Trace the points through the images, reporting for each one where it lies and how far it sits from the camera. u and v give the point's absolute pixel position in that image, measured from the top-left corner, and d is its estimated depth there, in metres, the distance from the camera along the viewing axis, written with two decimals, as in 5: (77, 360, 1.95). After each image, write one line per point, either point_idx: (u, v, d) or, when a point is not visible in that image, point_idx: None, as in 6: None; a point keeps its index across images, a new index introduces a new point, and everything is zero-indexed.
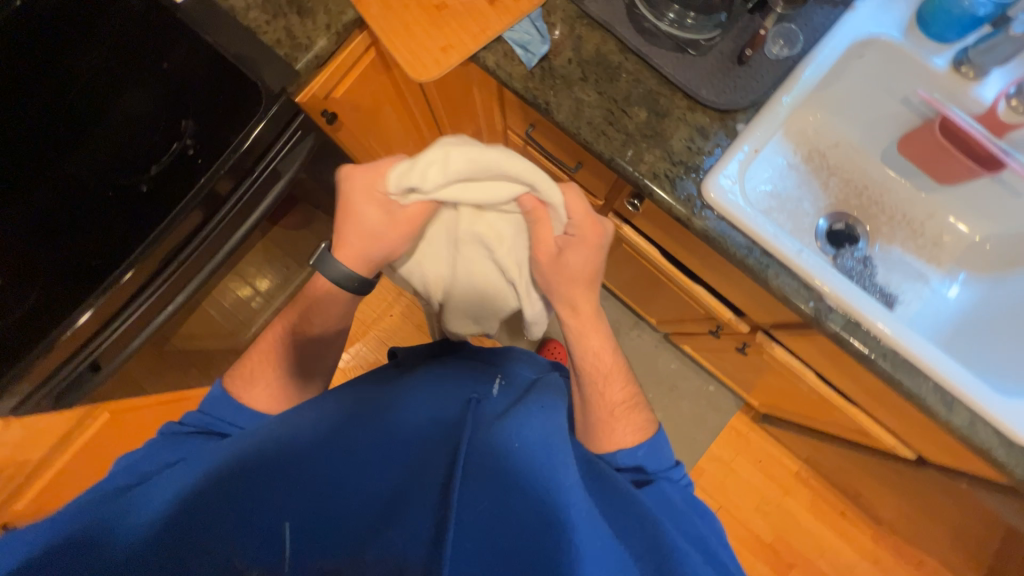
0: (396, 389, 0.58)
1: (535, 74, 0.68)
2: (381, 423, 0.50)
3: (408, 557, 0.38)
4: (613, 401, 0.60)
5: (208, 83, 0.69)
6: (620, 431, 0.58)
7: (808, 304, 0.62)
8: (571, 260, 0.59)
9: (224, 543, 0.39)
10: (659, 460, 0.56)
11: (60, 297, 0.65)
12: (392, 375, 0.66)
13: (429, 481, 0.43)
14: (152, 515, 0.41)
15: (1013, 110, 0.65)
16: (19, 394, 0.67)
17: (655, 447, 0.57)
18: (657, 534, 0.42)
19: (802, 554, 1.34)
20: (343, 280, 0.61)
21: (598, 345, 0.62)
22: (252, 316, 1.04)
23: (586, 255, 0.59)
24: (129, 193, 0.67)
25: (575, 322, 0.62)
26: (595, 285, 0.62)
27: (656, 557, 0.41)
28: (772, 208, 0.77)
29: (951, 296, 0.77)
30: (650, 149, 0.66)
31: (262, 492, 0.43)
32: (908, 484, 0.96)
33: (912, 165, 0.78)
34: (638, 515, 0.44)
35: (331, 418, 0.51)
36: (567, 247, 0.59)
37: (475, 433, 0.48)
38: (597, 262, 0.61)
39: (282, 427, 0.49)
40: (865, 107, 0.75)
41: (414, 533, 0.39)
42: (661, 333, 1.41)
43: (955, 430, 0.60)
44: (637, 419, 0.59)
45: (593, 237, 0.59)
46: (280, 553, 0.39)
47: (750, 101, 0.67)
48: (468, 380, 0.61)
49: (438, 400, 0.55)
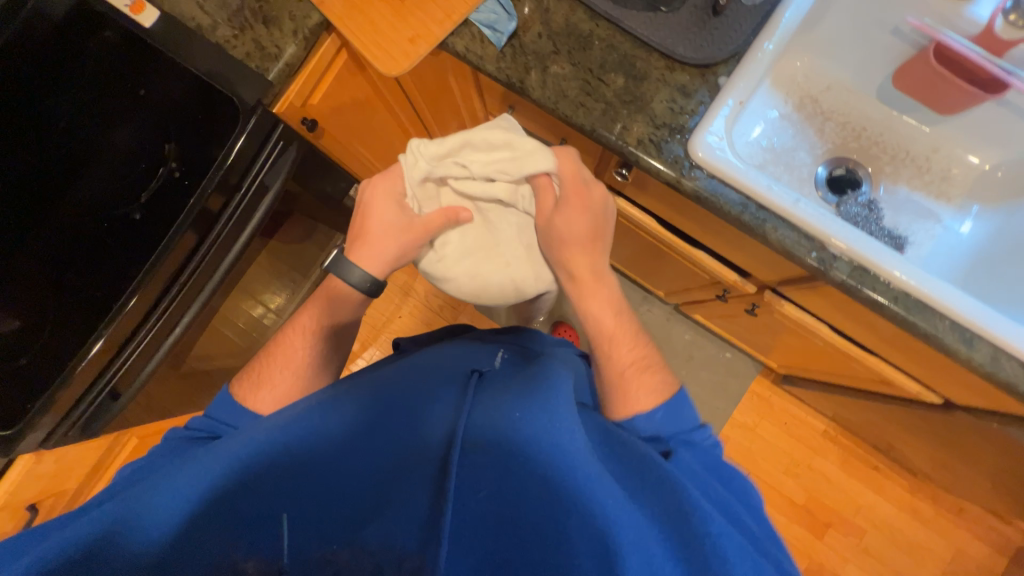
0: (404, 365, 0.59)
1: (505, 53, 0.67)
2: (380, 403, 0.50)
3: (406, 546, 0.40)
4: (623, 363, 0.60)
5: (184, 105, 0.70)
6: (634, 394, 0.57)
7: (810, 254, 0.60)
8: (559, 223, 0.64)
9: (223, 539, 0.40)
10: (679, 423, 0.54)
11: (73, 327, 0.68)
12: (384, 363, 0.69)
13: (429, 461, 0.44)
14: (162, 507, 0.40)
15: (1012, 25, 0.60)
16: (43, 428, 0.69)
17: (674, 408, 0.55)
18: (673, 491, 0.41)
19: (837, 513, 1.32)
20: (362, 281, 0.64)
21: (599, 308, 0.64)
22: (265, 332, 1.07)
23: (574, 216, 0.64)
24: (123, 223, 0.69)
25: (575, 288, 0.66)
26: (596, 242, 0.65)
27: (678, 519, 0.39)
28: (767, 162, 0.75)
29: (964, 231, 0.74)
30: (632, 116, 0.65)
31: (260, 481, 0.42)
32: (939, 430, 0.93)
33: (910, 99, 0.75)
34: (656, 477, 0.43)
35: (332, 399, 0.49)
36: (556, 212, 0.64)
37: (476, 406, 0.48)
38: (589, 221, 0.64)
39: (280, 414, 0.49)
40: (854, 42, 0.72)
41: (410, 517, 0.41)
42: (670, 305, 1.39)
43: (978, 368, 0.57)
44: (652, 381, 0.58)
45: (585, 198, 0.64)
46: (278, 537, 0.40)
47: (729, 53, 0.65)
48: (468, 357, 0.61)
49: (440, 380, 0.55)
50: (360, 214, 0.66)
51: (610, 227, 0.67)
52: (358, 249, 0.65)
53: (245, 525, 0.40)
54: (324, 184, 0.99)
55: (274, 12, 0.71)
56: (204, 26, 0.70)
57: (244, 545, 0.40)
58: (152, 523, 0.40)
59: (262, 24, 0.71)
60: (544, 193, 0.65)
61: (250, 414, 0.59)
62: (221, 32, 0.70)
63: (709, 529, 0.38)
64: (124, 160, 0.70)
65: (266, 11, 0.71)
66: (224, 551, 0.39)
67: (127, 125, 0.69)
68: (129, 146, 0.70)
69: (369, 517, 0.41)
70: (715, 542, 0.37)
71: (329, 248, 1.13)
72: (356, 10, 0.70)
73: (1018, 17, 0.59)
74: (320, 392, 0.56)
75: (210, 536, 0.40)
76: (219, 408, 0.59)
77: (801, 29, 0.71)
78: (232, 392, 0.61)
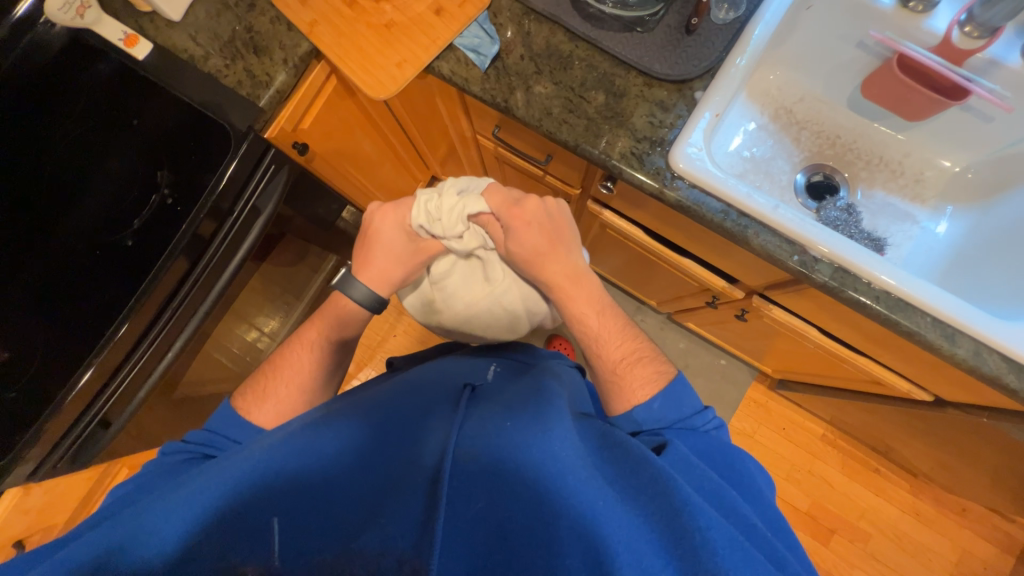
0: (400, 381, 0.60)
1: (489, 75, 0.69)
2: (375, 420, 0.51)
3: (403, 549, 0.38)
4: (614, 358, 0.61)
5: (177, 133, 0.71)
6: (633, 387, 0.58)
7: (793, 258, 0.62)
8: (514, 246, 0.66)
9: (213, 547, 0.39)
10: (680, 409, 0.55)
11: (60, 357, 0.66)
12: (380, 379, 0.69)
13: (421, 471, 0.44)
14: (162, 516, 0.40)
15: (968, 36, 0.65)
16: (32, 460, 0.68)
17: (674, 394, 0.56)
18: (665, 491, 0.40)
19: (841, 518, 1.31)
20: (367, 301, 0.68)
21: (580, 310, 0.65)
22: (260, 356, 1.07)
23: (523, 235, 0.66)
24: (115, 249, 0.68)
25: (552, 296, 0.67)
26: (557, 248, 0.66)
27: (671, 519, 0.39)
28: (746, 171, 0.77)
29: (941, 232, 0.76)
30: (614, 131, 0.67)
31: (252, 492, 0.42)
32: (933, 428, 0.94)
33: (879, 108, 0.78)
34: (648, 474, 0.42)
35: (330, 416, 0.51)
36: (508, 237, 0.67)
37: (468, 420, 0.49)
38: (538, 232, 0.66)
39: (278, 434, 0.49)
40: (822, 55, 0.75)
41: (403, 524, 0.40)
42: (664, 314, 1.41)
43: (963, 363, 0.59)
44: (648, 372, 0.59)
45: (525, 216, 0.66)
46: (269, 542, 0.40)
47: (703, 69, 0.68)
48: (462, 373, 0.62)
49: (432, 395, 0.56)
50: (367, 239, 0.70)
51: (571, 227, 0.69)
52: (366, 270, 0.69)
53: (238, 536, 0.40)
54: (316, 206, 1.00)
55: (264, 42, 0.74)
56: (195, 56, 0.73)
57: (241, 551, 0.39)
58: (150, 534, 0.39)
59: (254, 54, 0.74)
60: (494, 229, 0.69)
61: (248, 430, 0.59)
62: (213, 62, 0.73)
63: (700, 523, 0.38)
64: (114, 186, 0.69)
65: (256, 41, 0.74)
66: (218, 557, 0.39)
67: (120, 153, 0.70)
68: (119, 173, 0.70)
69: (363, 526, 0.40)
70: (706, 537, 0.37)
71: (323, 269, 1.13)
72: (344, 39, 0.73)
73: (973, 29, 0.65)
74: (323, 408, 0.57)
75: (203, 546, 0.39)
76: (221, 423, 0.59)
77: (771, 45, 0.75)
78: (235, 406, 0.61)
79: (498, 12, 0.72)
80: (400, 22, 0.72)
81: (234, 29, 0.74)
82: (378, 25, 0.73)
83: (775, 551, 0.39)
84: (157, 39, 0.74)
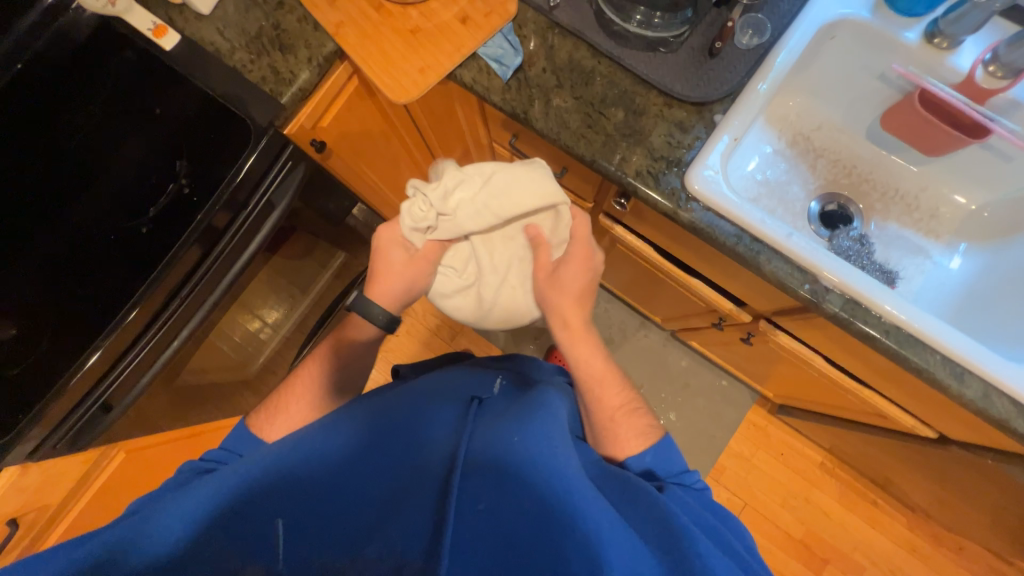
0: (407, 388, 0.61)
1: (511, 86, 0.70)
2: (383, 424, 0.51)
3: (408, 556, 0.39)
4: (612, 406, 0.61)
5: (199, 125, 0.72)
6: (625, 437, 0.58)
7: (803, 286, 0.61)
8: (563, 275, 0.67)
9: (221, 546, 0.40)
10: (670, 464, 0.55)
11: (69, 339, 0.67)
12: (390, 386, 0.70)
13: (429, 479, 0.44)
14: (172, 519, 0.40)
15: (992, 76, 0.66)
16: (33, 439, 0.68)
17: (664, 453, 0.56)
18: (665, 517, 0.41)
19: (836, 548, 1.29)
20: (373, 316, 0.67)
21: (588, 353, 0.65)
22: (262, 349, 1.02)
23: (578, 272, 0.67)
24: (130, 235, 0.69)
25: (566, 335, 0.67)
26: (586, 303, 0.68)
27: (669, 546, 0.39)
28: (761, 195, 0.77)
29: (954, 268, 0.76)
30: (631, 148, 0.67)
31: (257, 491, 0.42)
32: (934, 465, 0.93)
33: (898, 141, 0.78)
34: (647, 502, 0.43)
35: (335, 422, 0.51)
36: (560, 265, 0.68)
37: (477, 430, 0.49)
38: (587, 279, 0.68)
39: (283, 437, 0.49)
40: (844, 85, 0.76)
41: (412, 530, 0.40)
42: (667, 331, 1.40)
43: (970, 404, 0.58)
44: (641, 425, 0.59)
45: (585, 253, 0.67)
46: (274, 545, 0.40)
47: (725, 92, 0.68)
48: (470, 383, 0.63)
49: (443, 402, 0.56)
50: (378, 259, 0.69)
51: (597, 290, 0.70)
52: (374, 288, 0.68)
53: (244, 536, 0.41)
54: (329, 202, 1.01)
55: (290, 40, 0.75)
56: (222, 49, 0.74)
57: (245, 552, 0.40)
58: (157, 533, 0.40)
59: (279, 52, 0.74)
60: (544, 250, 0.69)
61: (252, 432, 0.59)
62: (239, 56, 0.74)
63: (700, 550, 0.38)
64: (135, 175, 0.70)
65: (283, 39, 0.75)
66: (219, 557, 0.40)
67: (142, 142, 0.71)
68: (141, 162, 0.71)
69: (370, 531, 0.41)
70: (706, 563, 0.37)
71: (330, 266, 1.10)
72: (369, 41, 0.73)
73: (996, 69, 0.65)
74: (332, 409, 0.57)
75: (208, 552, 0.40)
76: (233, 441, 0.59)
77: (793, 71, 0.75)
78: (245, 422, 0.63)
79: (523, 24, 0.72)
80: (426, 28, 0.73)
81: (261, 26, 0.75)
82: (404, 30, 0.74)
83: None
84: (186, 30, 0.74)
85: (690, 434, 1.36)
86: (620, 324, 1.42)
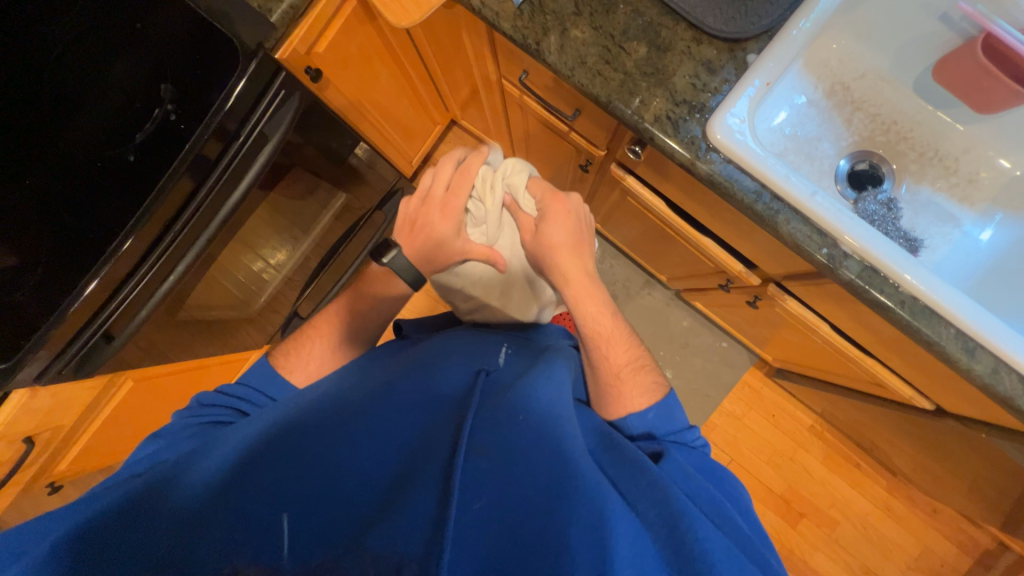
0: (417, 356, 0.63)
1: (524, 11, 0.63)
2: (386, 397, 0.52)
3: (408, 554, 0.36)
4: (618, 364, 0.63)
5: (184, 40, 0.65)
6: (630, 394, 0.60)
7: (820, 251, 0.58)
8: (547, 232, 0.69)
9: (219, 542, 0.39)
10: (671, 423, 0.57)
11: (62, 269, 0.66)
12: (402, 345, 0.75)
13: (431, 459, 0.43)
14: (196, 487, 0.43)
15: None
16: (41, 360, 0.70)
17: (665, 408, 0.59)
18: (663, 497, 0.42)
19: (814, 505, 1.34)
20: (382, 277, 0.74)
21: (594, 310, 0.67)
22: (266, 287, 1.02)
23: (560, 223, 0.70)
24: (118, 164, 0.65)
25: (569, 291, 0.68)
26: (581, 249, 0.70)
27: (665, 519, 0.40)
28: (787, 150, 0.71)
29: (984, 238, 0.71)
30: (652, 90, 0.61)
31: (257, 475, 0.43)
32: (925, 435, 0.94)
33: (947, 94, 0.71)
34: (646, 479, 0.44)
35: (340, 395, 0.52)
36: (541, 222, 0.70)
37: (481, 408, 0.49)
38: (572, 226, 0.70)
39: (285, 405, 0.52)
40: (893, 24, 0.68)
41: (412, 523, 0.38)
42: (673, 291, 1.38)
43: (976, 379, 0.57)
44: (647, 382, 0.62)
45: (563, 207, 0.70)
46: (280, 542, 0.39)
47: (762, 28, 0.61)
48: (478, 352, 0.65)
49: (450, 373, 0.58)
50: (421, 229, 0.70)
51: (586, 230, 0.72)
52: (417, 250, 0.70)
53: (251, 533, 0.39)
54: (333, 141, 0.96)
55: None
56: None
57: (247, 551, 0.38)
58: (184, 491, 0.42)
59: None
60: (522, 213, 0.72)
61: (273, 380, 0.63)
62: None
63: (696, 535, 0.39)
64: (108, 91, 0.64)
65: None
66: (219, 556, 0.38)
67: (124, 58, 0.64)
68: (123, 82, 0.64)
69: (371, 523, 0.39)
70: (702, 547, 0.38)
71: (331, 207, 1.04)
72: None
73: None
74: (346, 370, 0.60)
75: (208, 537, 0.39)
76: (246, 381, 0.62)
77: (842, 6, 0.68)
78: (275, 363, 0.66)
79: None
80: None
81: None
82: None
83: (762, 556, 0.40)
84: None
85: (686, 392, 1.38)
86: (624, 281, 1.40)
